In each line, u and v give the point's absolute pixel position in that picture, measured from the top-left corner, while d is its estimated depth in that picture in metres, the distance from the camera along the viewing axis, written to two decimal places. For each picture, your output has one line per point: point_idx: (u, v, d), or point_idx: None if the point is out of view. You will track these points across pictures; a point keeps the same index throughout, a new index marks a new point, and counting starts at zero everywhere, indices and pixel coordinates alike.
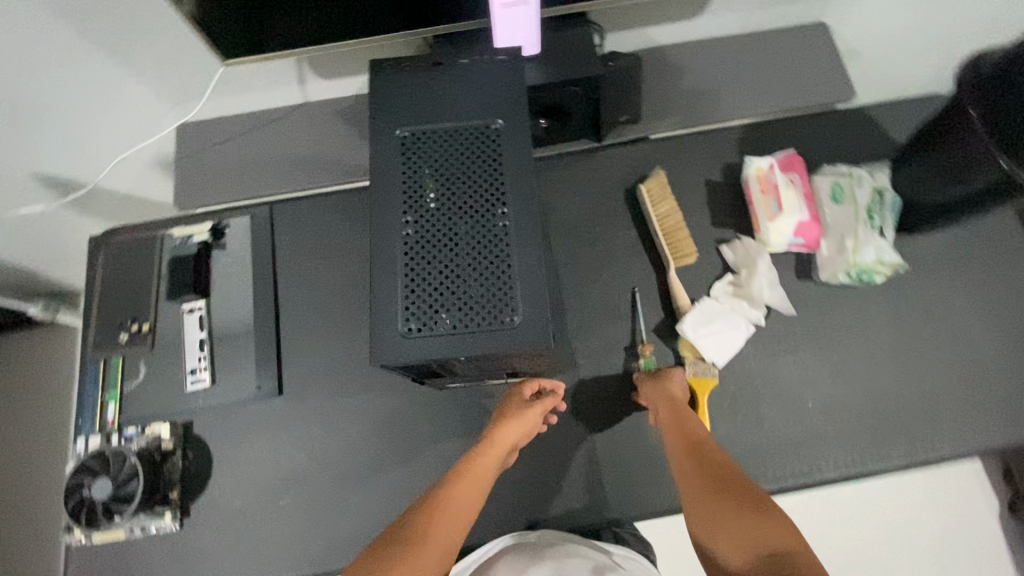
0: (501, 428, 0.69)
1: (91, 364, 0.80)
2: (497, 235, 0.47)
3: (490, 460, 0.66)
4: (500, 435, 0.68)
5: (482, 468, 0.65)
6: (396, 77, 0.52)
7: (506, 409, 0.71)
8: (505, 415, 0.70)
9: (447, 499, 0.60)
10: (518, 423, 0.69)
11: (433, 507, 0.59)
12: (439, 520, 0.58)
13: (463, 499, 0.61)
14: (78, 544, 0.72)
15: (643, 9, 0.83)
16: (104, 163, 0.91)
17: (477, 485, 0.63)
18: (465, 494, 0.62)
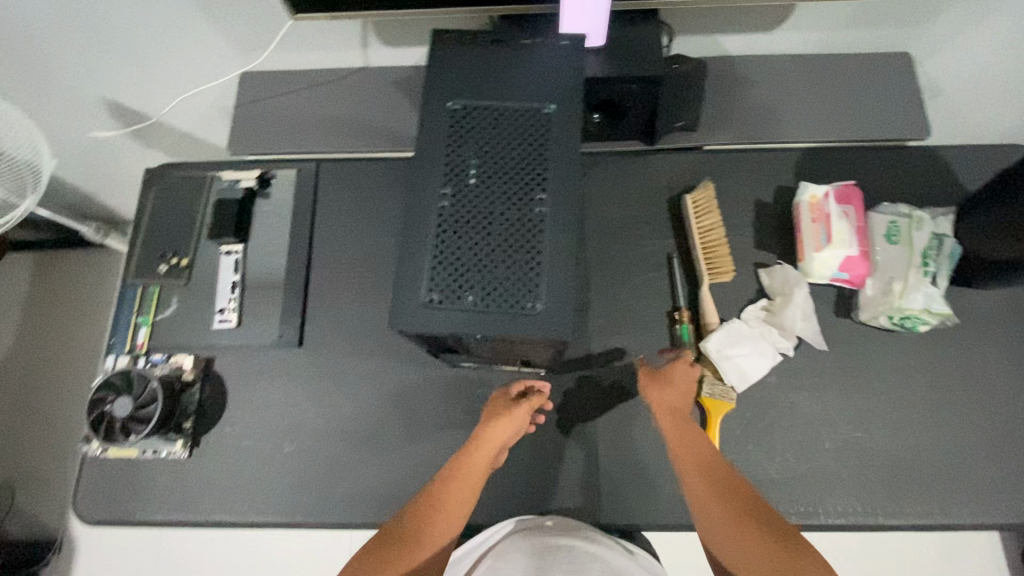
0: (492, 429, 0.66)
1: (129, 289, 0.84)
2: (533, 220, 0.47)
3: (482, 462, 0.65)
4: (491, 436, 0.66)
5: (474, 469, 0.65)
6: (456, 47, 0.52)
7: (498, 408, 0.69)
8: (495, 414, 0.68)
9: (439, 505, 0.62)
10: (510, 424, 0.67)
11: (427, 512, 0.61)
12: (433, 528, 0.61)
13: (454, 504, 0.62)
14: (94, 455, 0.76)
15: (718, 15, 0.80)
16: (168, 99, 0.95)
17: (468, 490, 0.64)
18: (456, 499, 0.63)
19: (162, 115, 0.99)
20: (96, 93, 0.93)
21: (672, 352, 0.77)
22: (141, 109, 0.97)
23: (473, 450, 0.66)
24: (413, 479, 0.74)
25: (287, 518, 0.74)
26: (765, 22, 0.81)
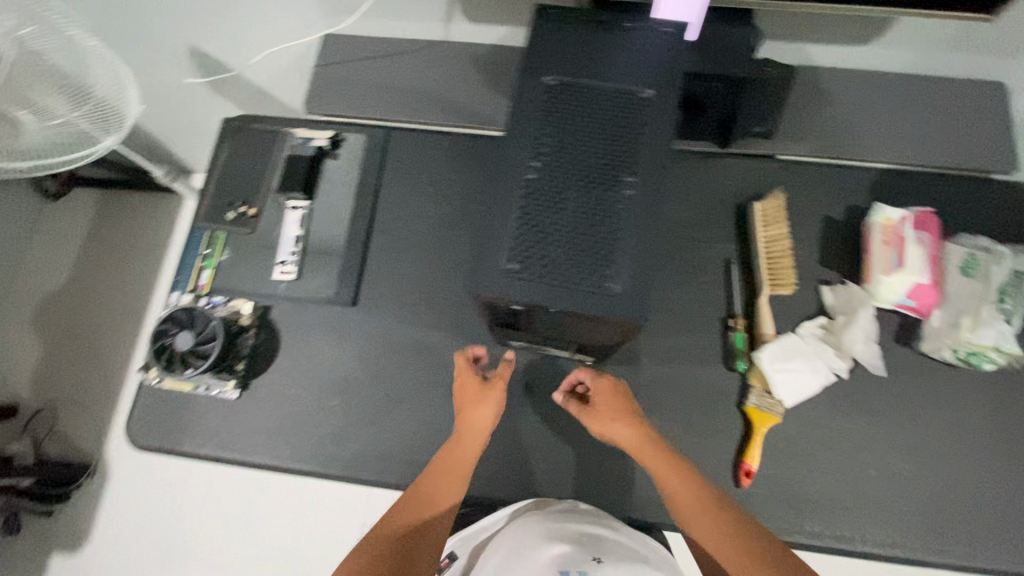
0: (467, 421, 0.69)
1: (197, 231, 0.87)
2: (619, 201, 0.46)
3: (464, 455, 0.68)
4: (467, 428, 0.69)
5: (455, 462, 0.67)
6: (557, 23, 0.52)
7: (465, 398, 0.71)
8: (465, 406, 0.70)
9: (430, 500, 0.64)
10: (487, 416, 0.69)
11: (420, 507, 0.63)
12: (429, 524, 0.62)
13: (444, 499, 0.64)
14: (150, 384, 0.79)
15: (813, 24, 0.78)
16: (251, 54, 0.98)
17: (455, 482, 0.65)
18: (445, 493, 0.64)
19: (241, 68, 1.02)
20: (183, 41, 0.96)
21: (722, 358, 0.76)
22: (223, 61, 1.00)
23: (450, 445, 0.68)
24: None
25: (323, 470, 0.76)
26: (863, 35, 0.78)
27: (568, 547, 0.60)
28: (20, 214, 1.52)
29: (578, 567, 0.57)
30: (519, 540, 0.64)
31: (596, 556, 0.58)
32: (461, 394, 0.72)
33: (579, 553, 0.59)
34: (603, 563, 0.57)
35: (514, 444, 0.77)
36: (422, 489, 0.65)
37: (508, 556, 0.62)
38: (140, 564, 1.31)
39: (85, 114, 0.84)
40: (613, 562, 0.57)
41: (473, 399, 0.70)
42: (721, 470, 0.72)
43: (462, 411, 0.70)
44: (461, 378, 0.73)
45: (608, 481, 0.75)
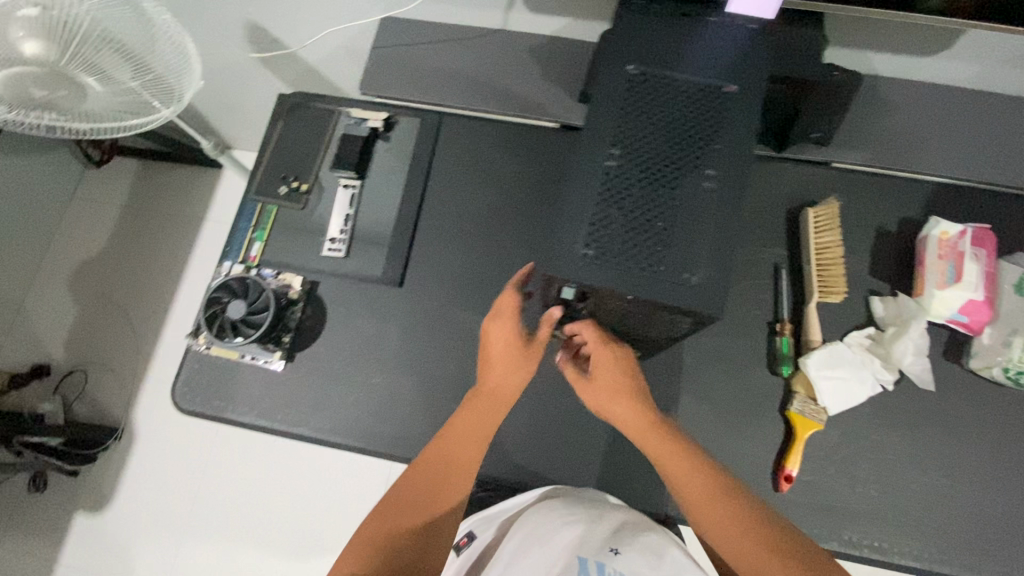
0: (495, 382, 0.67)
1: (249, 203, 0.88)
2: (700, 193, 0.47)
3: (485, 420, 0.64)
4: (495, 391, 0.66)
5: (473, 426, 0.63)
6: (639, 14, 0.52)
7: (495, 353, 0.68)
8: (494, 362, 0.68)
9: (447, 468, 0.61)
10: (517, 384, 0.67)
11: (436, 474, 0.60)
12: (446, 490, 0.59)
13: (463, 466, 0.61)
14: (198, 350, 0.81)
15: (887, 33, 0.76)
16: (307, 33, 0.98)
17: (462, 465, 0.61)
18: (463, 459, 0.61)
19: (297, 47, 1.02)
20: (241, 15, 0.96)
21: (767, 362, 0.76)
22: (278, 38, 1.01)
23: (469, 407, 0.65)
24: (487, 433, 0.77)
25: (363, 445, 0.77)
26: (935, 47, 0.76)
27: (589, 535, 0.60)
28: (63, 180, 1.54)
29: (595, 557, 0.56)
30: (540, 523, 0.64)
31: (613, 547, 0.57)
32: (491, 343, 0.69)
33: (598, 543, 0.58)
34: (622, 554, 0.56)
35: (552, 434, 0.77)
36: (438, 454, 0.61)
37: (528, 538, 0.63)
38: (162, 528, 1.34)
39: (143, 83, 0.81)
40: (631, 553, 0.57)
41: (507, 355, 0.67)
42: (759, 473, 0.72)
43: (488, 366, 0.68)
44: (491, 321, 0.69)
45: (645, 477, 0.75)
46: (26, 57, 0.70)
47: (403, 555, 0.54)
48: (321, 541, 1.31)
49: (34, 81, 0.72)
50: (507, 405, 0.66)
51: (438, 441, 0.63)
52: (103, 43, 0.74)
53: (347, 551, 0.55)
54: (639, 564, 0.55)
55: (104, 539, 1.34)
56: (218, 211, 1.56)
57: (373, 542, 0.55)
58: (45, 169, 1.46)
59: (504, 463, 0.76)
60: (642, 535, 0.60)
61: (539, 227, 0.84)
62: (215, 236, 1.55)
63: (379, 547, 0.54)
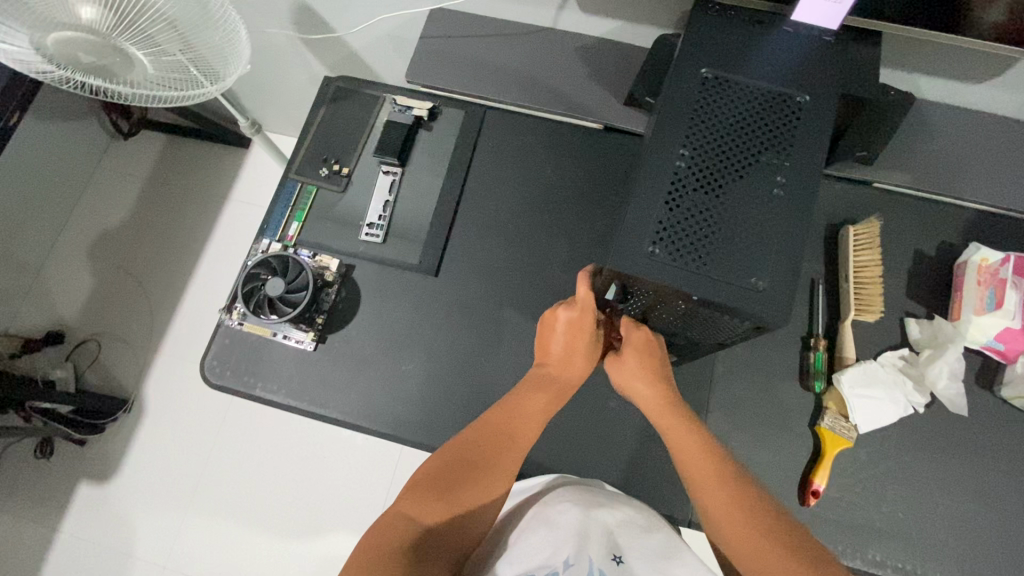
0: (559, 367, 0.65)
1: (289, 182, 0.88)
2: (770, 199, 0.48)
3: (549, 399, 0.64)
4: (557, 377, 0.65)
5: (536, 402, 0.63)
6: (714, 23, 0.55)
7: (558, 343, 0.65)
8: (557, 350, 0.65)
9: (511, 437, 0.61)
10: (583, 370, 0.65)
11: (495, 440, 0.60)
12: (504, 459, 0.59)
13: (515, 442, 0.60)
14: (232, 325, 0.82)
15: (950, 60, 0.74)
16: (354, 20, 0.98)
17: (498, 452, 0.59)
18: (523, 432, 0.61)
19: (343, 32, 1.02)
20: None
21: (800, 375, 0.76)
22: (324, 22, 1.00)
23: (533, 385, 0.65)
24: None
25: (390, 430, 0.77)
26: (998, 79, 0.74)
27: (598, 526, 0.57)
28: (91, 149, 1.55)
29: (600, 563, 0.53)
30: (547, 505, 0.61)
31: (618, 554, 0.55)
32: (556, 328, 0.65)
33: (605, 543, 0.56)
34: (625, 563, 0.54)
35: (579, 432, 0.77)
36: (500, 422, 0.61)
37: (536, 516, 0.60)
38: (166, 502, 1.33)
39: (189, 63, 0.75)
40: (637, 560, 0.55)
41: (571, 344, 0.64)
42: (786, 489, 0.72)
43: (551, 351, 0.66)
44: (560, 309, 0.64)
45: (671, 486, 0.75)
46: (78, 22, 0.65)
47: (456, 510, 0.56)
48: (324, 527, 1.30)
49: (82, 47, 0.67)
50: (552, 404, 0.64)
51: (503, 410, 0.62)
52: (158, 21, 0.69)
53: (403, 493, 0.56)
54: (647, 571, 0.53)
55: (107, 509, 1.33)
56: (244, 191, 1.56)
57: (429, 489, 0.56)
58: (74, 136, 1.46)
59: (530, 460, 0.76)
60: (649, 535, 0.58)
61: (578, 228, 0.84)
62: (238, 216, 1.55)
63: (436, 496, 0.55)
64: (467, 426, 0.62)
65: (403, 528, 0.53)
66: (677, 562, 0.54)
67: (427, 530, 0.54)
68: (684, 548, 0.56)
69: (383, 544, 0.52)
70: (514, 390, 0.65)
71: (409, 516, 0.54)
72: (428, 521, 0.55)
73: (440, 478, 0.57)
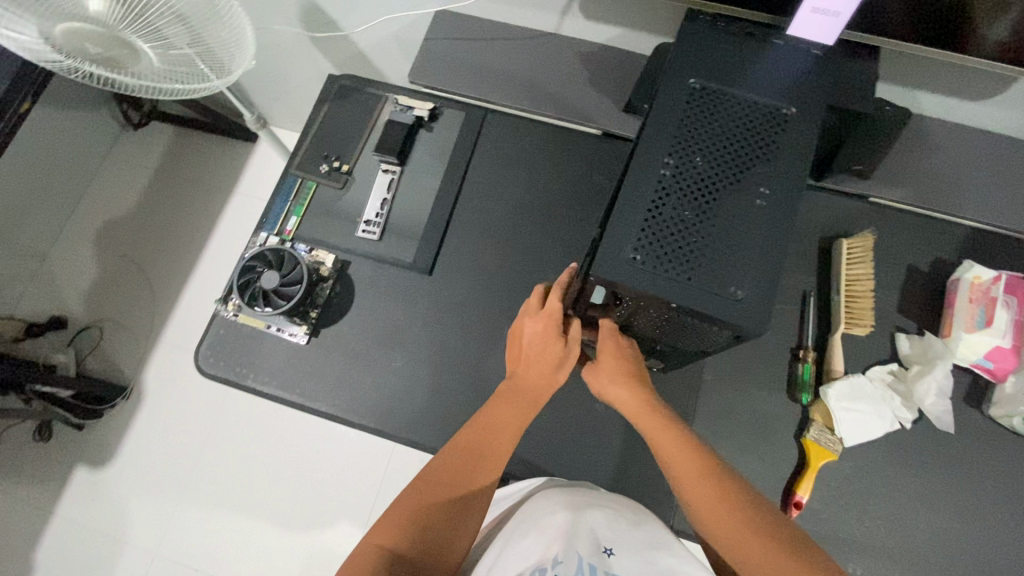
0: (533, 377, 0.67)
1: (289, 177, 0.89)
2: (751, 210, 0.48)
3: (519, 412, 0.65)
4: (532, 387, 0.67)
5: (507, 417, 0.65)
6: (704, 35, 0.56)
7: (529, 350, 0.67)
8: (529, 360, 0.67)
9: (482, 453, 0.62)
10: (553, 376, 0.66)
11: (468, 458, 0.61)
12: (477, 475, 0.61)
13: (486, 457, 0.62)
14: (227, 316, 0.83)
15: (950, 77, 0.74)
16: (361, 19, 0.99)
17: (469, 471, 0.61)
18: (496, 446, 0.63)
19: (350, 31, 1.03)
20: None
21: (788, 386, 0.76)
22: (332, 20, 1.02)
23: (506, 400, 0.66)
24: None
25: (378, 425, 0.78)
26: (997, 97, 0.74)
27: (585, 525, 0.57)
28: (101, 138, 1.57)
29: (590, 558, 0.52)
30: (538, 510, 0.62)
31: (608, 548, 0.54)
32: (525, 339, 0.67)
33: (592, 540, 0.55)
34: (615, 556, 0.53)
35: (566, 433, 0.78)
36: (472, 438, 0.63)
37: (524, 522, 0.61)
38: (160, 489, 1.35)
39: (194, 56, 0.76)
40: (627, 554, 0.53)
41: (539, 353, 0.67)
42: (769, 498, 0.72)
43: (524, 362, 0.68)
44: (527, 320, 0.67)
45: (654, 491, 0.75)
46: (86, 14, 0.66)
47: (433, 535, 0.55)
48: (315, 520, 1.31)
49: (89, 38, 0.68)
50: (522, 420, 0.65)
51: (473, 427, 0.64)
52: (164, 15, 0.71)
53: (377, 525, 0.56)
54: (636, 565, 0.52)
55: (102, 494, 1.35)
56: (249, 185, 1.58)
57: (402, 517, 0.56)
58: (83, 125, 1.48)
59: (514, 459, 0.77)
60: (639, 529, 0.57)
61: (572, 233, 0.84)
62: (242, 209, 1.56)
63: (409, 522, 0.56)
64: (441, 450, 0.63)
65: (378, 557, 0.52)
66: (668, 553, 0.54)
67: (402, 558, 0.53)
68: (673, 538, 0.57)
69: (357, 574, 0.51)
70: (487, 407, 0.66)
71: (384, 546, 0.54)
72: (402, 548, 0.54)
73: (414, 503, 0.58)
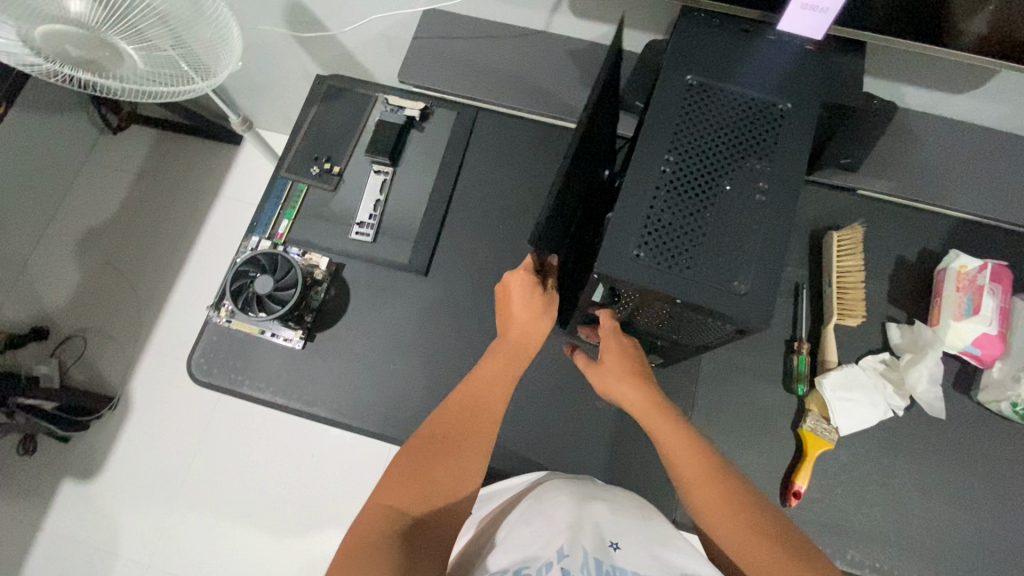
0: (520, 331, 0.67)
1: (280, 180, 0.88)
2: (751, 205, 0.49)
3: (508, 363, 0.67)
4: (519, 339, 0.67)
5: (501, 368, 0.66)
6: (698, 30, 0.56)
7: (517, 306, 0.67)
8: (517, 312, 0.67)
9: (480, 407, 0.63)
10: (543, 327, 0.67)
11: (465, 416, 0.62)
12: (476, 425, 0.61)
13: (487, 411, 0.63)
14: (219, 322, 0.82)
15: (933, 70, 0.75)
16: (348, 19, 0.98)
17: (469, 424, 0.61)
18: (491, 401, 0.63)
19: (336, 31, 1.02)
20: None
21: (785, 377, 0.77)
22: (317, 19, 1.00)
23: (499, 354, 0.67)
24: (503, 427, 0.78)
25: (378, 430, 0.77)
26: (978, 89, 0.76)
27: (590, 518, 0.57)
28: (79, 143, 1.53)
29: (595, 552, 0.52)
30: (541, 500, 0.62)
31: (613, 541, 0.54)
32: (512, 294, 0.67)
33: (597, 533, 0.55)
34: (621, 550, 0.53)
35: (568, 431, 0.78)
36: (467, 396, 0.63)
37: (528, 513, 0.61)
38: (152, 498, 1.32)
39: (176, 56, 0.74)
40: (632, 547, 0.54)
41: (528, 307, 0.67)
42: (769, 488, 0.73)
43: (512, 315, 0.68)
44: (521, 270, 0.67)
45: (657, 486, 0.76)
46: (69, 16, 0.65)
47: (436, 488, 0.56)
48: (312, 525, 1.30)
49: (72, 40, 0.67)
50: (517, 372, 0.66)
51: (467, 386, 0.64)
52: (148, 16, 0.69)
53: (381, 486, 0.56)
54: (642, 559, 0.53)
55: (91, 507, 1.32)
56: (234, 188, 1.56)
57: (405, 474, 0.57)
58: (60, 130, 1.44)
59: (517, 458, 0.77)
60: (645, 525, 0.57)
61: None
62: (228, 213, 1.54)
63: (411, 479, 0.56)
64: (436, 409, 0.63)
65: (391, 520, 0.53)
66: (673, 548, 0.54)
67: (408, 515, 0.54)
68: (678, 534, 0.57)
69: (368, 535, 0.52)
70: (481, 361, 0.67)
71: (391, 505, 0.54)
72: (408, 506, 0.55)
73: (416, 460, 0.58)
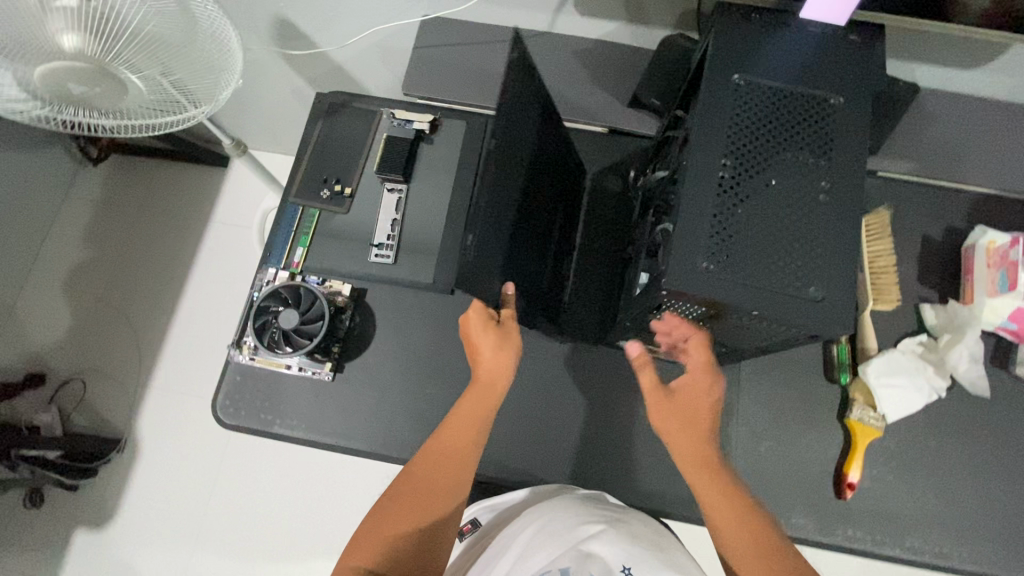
0: (487, 373, 0.64)
1: (290, 207, 0.85)
2: (815, 207, 0.48)
3: (479, 403, 0.64)
4: (487, 378, 0.64)
5: (473, 408, 0.63)
6: (735, 23, 0.53)
7: (479, 345, 0.65)
8: (481, 352, 0.65)
9: (451, 455, 0.61)
10: (509, 362, 0.65)
11: (435, 466, 0.60)
12: (447, 476, 0.60)
13: (459, 457, 0.61)
14: (244, 361, 0.78)
15: (949, 47, 0.74)
16: (339, 32, 0.94)
17: (439, 474, 0.60)
18: (463, 446, 0.61)
19: (327, 45, 0.98)
20: (267, 13, 0.91)
21: (826, 368, 0.77)
22: (308, 35, 0.96)
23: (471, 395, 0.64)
24: (547, 444, 0.76)
25: None
26: (993, 63, 0.75)
27: (601, 542, 0.54)
28: (57, 179, 1.46)
29: None
30: (554, 520, 0.59)
31: (625, 566, 0.51)
32: (473, 333, 0.65)
33: (607, 560, 0.52)
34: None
35: (614, 442, 0.76)
36: (439, 442, 0.62)
37: (540, 534, 0.59)
38: (171, 541, 1.28)
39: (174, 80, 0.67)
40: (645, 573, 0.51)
41: (490, 345, 0.64)
42: (822, 482, 0.73)
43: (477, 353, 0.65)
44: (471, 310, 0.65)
45: None
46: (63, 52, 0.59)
47: (404, 547, 0.55)
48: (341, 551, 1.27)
49: (68, 76, 0.61)
50: (490, 412, 0.64)
51: (441, 430, 0.63)
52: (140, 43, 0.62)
53: (351, 545, 0.56)
54: None
55: (108, 556, 1.27)
56: (225, 212, 1.50)
57: (373, 534, 0.56)
58: (37, 167, 1.38)
59: (564, 474, 0.75)
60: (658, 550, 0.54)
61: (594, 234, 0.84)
62: (222, 237, 1.49)
63: (377, 539, 0.55)
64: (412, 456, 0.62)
65: None
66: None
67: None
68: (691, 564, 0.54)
69: None
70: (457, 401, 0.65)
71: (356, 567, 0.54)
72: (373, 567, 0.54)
73: (384, 517, 0.57)
